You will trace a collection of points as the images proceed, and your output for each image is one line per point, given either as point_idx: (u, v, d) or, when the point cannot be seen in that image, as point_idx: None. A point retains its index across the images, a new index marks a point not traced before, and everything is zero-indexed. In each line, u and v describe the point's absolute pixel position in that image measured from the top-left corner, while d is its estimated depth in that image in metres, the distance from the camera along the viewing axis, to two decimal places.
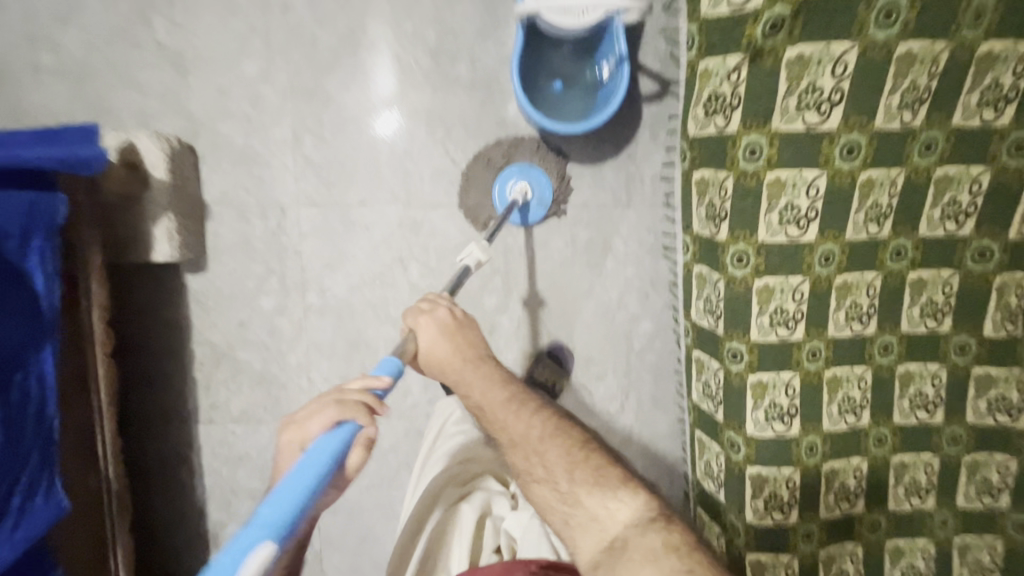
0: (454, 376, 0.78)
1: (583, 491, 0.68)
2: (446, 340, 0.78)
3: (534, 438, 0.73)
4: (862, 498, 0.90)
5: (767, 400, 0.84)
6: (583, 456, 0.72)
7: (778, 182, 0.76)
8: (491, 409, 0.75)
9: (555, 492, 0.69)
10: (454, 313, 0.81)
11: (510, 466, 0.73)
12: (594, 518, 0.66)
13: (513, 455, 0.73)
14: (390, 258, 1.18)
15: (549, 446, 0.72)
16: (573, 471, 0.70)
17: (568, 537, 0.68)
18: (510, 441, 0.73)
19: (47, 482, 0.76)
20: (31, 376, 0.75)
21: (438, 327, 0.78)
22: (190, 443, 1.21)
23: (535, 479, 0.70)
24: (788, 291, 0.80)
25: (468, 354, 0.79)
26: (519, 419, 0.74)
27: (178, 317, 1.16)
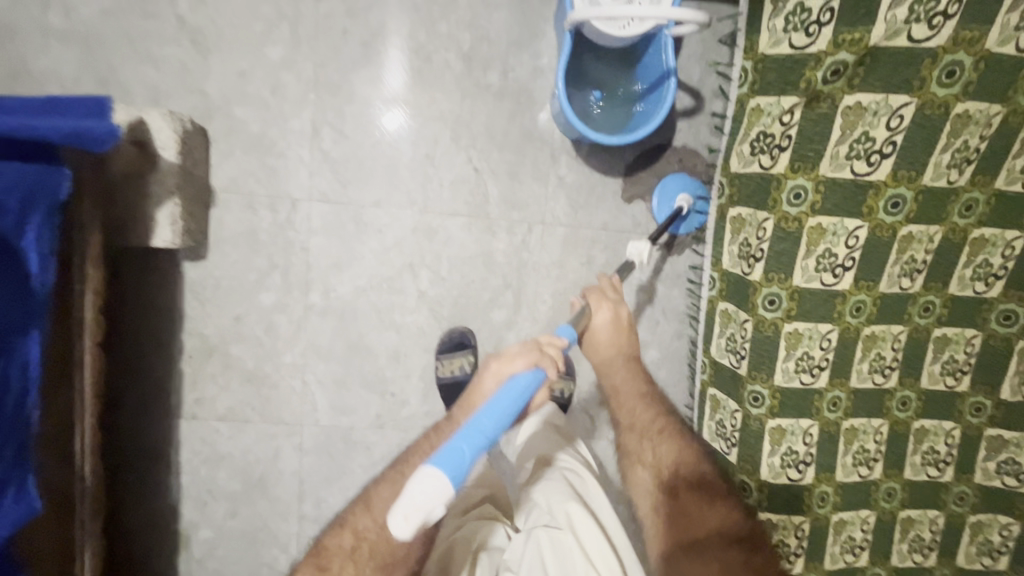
0: (603, 361, 0.92)
1: (686, 490, 0.82)
2: (614, 332, 0.89)
3: (654, 431, 0.89)
4: (866, 551, 0.89)
5: (784, 446, 0.83)
6: (694, 463, 0.86)
7: (818, 229, 0.74)
8: (622, 396, 0.92)
9: (656, 481, 0.85)
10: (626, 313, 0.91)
11: (622, 445, 0.90)
12: (686, 515, 0.80)
13: (630, 440, 0.90)
14: (401, 263, 1.14)
15: (662, 442, 0.88)
16: (679, 471, 0.85)
17: (642, 514, 0.85)
18: (631, 425, 0.90)
19: (16, 484, 0.70)
20: (14, 364, 0.68)
21: (613, 317, 0.88)
22: (169, 439, 1.15)
23: (643, 464, 0.88)
24: (816, 338, 0.79)
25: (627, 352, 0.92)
26: (646, 412, 0.91)
27: (171, 305, 1.10)
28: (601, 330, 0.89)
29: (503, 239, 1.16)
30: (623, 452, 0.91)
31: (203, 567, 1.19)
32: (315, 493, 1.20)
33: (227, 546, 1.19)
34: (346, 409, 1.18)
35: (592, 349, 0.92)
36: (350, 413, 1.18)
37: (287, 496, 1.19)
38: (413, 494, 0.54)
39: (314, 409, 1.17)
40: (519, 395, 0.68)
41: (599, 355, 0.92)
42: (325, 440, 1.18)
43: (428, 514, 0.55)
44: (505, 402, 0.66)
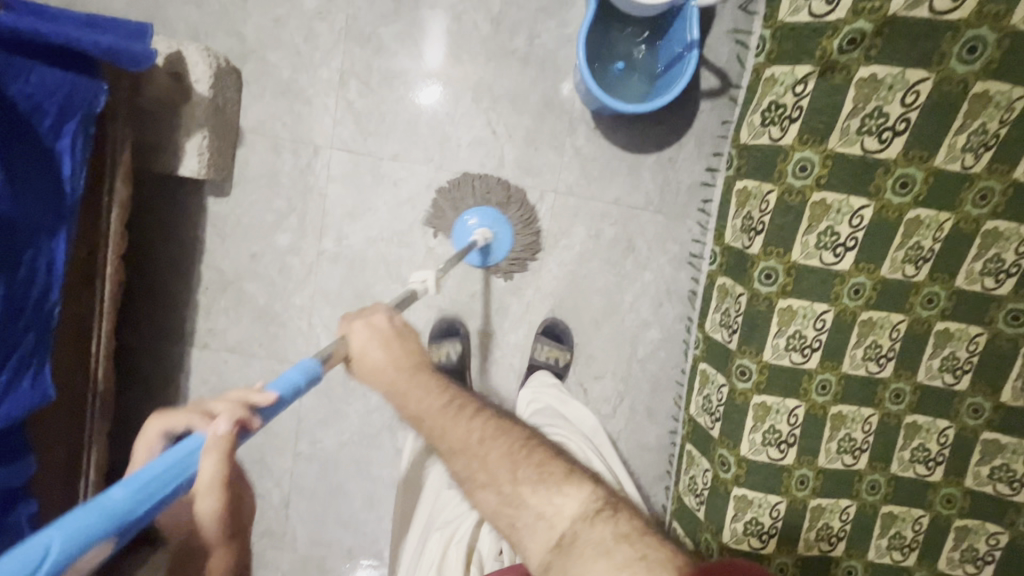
0: (387, 385, 0.70)
1: (528, 488, 0.63)
2: (381, 345, 0.71)
3: (473, 442, 0.67)
4: (843, 541, 0.87)
5: (767, 424, 0.82)
6: (522, 449, 0.67)
7: (822, 205, 0.74)
8: (429, 420, 0.69)
9: (500, 497, 0.64)
10: (392, 322, 0.73)
11: (452, 475, 0.67)
12: (540, 516, 0.61)
13: (459, 459, 0.66)
14: (413, 218, 1.17)
15: (491, 449, 0.67)
16: (515, 468, 0.65)
17: (517, 541, 0.63)
18: (449, 448, 0.67)
19: (36, 366, 0.76)
20: (42, 257, 0.74)
21: (375, 328, 0.71)
22: (180, 365, 1.21)
23: (479, 485, 0.65)
24: (809, 318, 0.78)
25: (415, 357, 0.72)
26: (456, 423, 0.68)
27: (192, 237, 1.16)
28: (369, 351, 0.70)
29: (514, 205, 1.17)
30: (456, 480, 0.67)
31: None
32: (313, 431, 1.26)
33: None
34: None
35: (366, 380, 0.71)
36: None
37: (286, 429, 1.26)
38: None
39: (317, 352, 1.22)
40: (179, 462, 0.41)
41: (382, 381, 0.71)
42: (326, 382, 1.25)
43: None
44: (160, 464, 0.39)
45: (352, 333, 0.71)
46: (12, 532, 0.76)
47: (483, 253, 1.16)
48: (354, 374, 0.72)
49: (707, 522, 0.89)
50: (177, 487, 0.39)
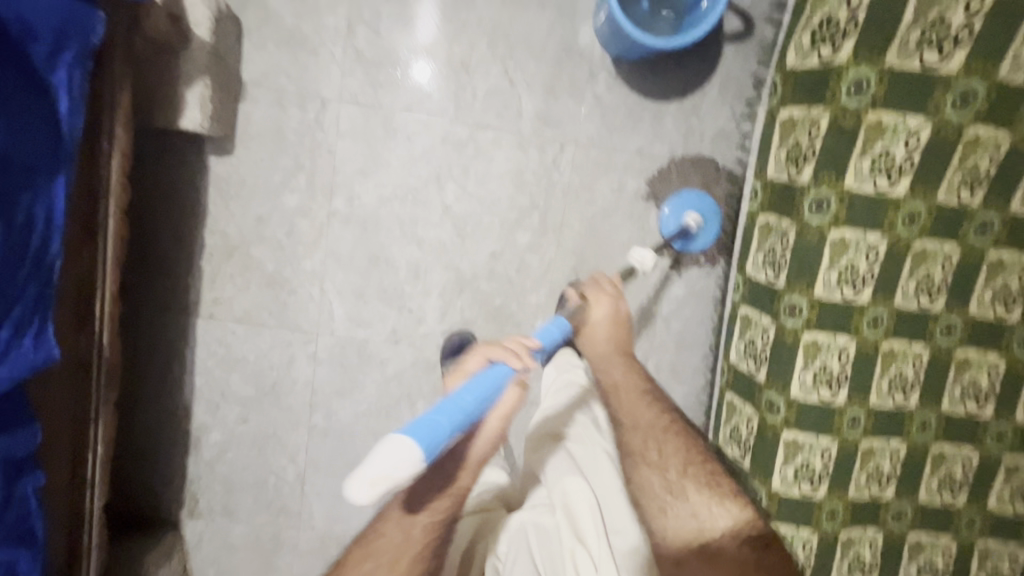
0: (603, 356, 0.99)
1: (693, 487, 0.84)
2: (611, 326, 1.00)
3: (659, 430, 0.91)
4: (893, 484, 0.85)
5: (818, 363, 0.79)
6: (696, 456, 0.88)
7: (878, 126, 0.70)
8: (625, 396, 0.95)
9: (662, 481, 0.85)
10: (620, 309, 0.99)
11: (626, 445, 0.90)
12: (696, 514, 0.81)
13: (637, 436, 0.90)
14: (427, 174, 1.12)
15: (668, 442, 0.90)
16: (687, 466, 0.87)
17: (659, 520, 0.81)
18: (634, 424, 0.92)
19: (39, 322, 0.69)
20: (39, 203, 0.68)
21: (612, 312, 0.99)
22: (186, 337, 1.15)
23: (648, 463, 0.87)
24: (863, 249, 0.75)
25: (624, 348, 1.00)
26: (647, 411, 0.94)
27: (193, 200, 1.09)
28: (599, 325, 0.99)
29: (534, 157, 1.12)
30: (625, 451, 0.90)
31: (211, 469, 1.22)
32: (327, 404, 1.21)
33: (236, 450, 1.21)
34: (362, 321, 1.17)
35: (593, 346, 1.00)
36: (366, 326, 1.17)
37: (299, 403, 1.20)
38: (379, 459, 0.57)
39: (330, 319, 1.17)
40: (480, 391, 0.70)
41: (598, 352, 0.99)
42: (340, 351, 1.18)
43: (394, 477, 0.57)
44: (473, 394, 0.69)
45: (597, 303, 0.99)
46: (20, 504, 0.72)
47: (684, 241, 1.15)
48: (579, 335, 1.01)
49: (755, 470, 0.86)
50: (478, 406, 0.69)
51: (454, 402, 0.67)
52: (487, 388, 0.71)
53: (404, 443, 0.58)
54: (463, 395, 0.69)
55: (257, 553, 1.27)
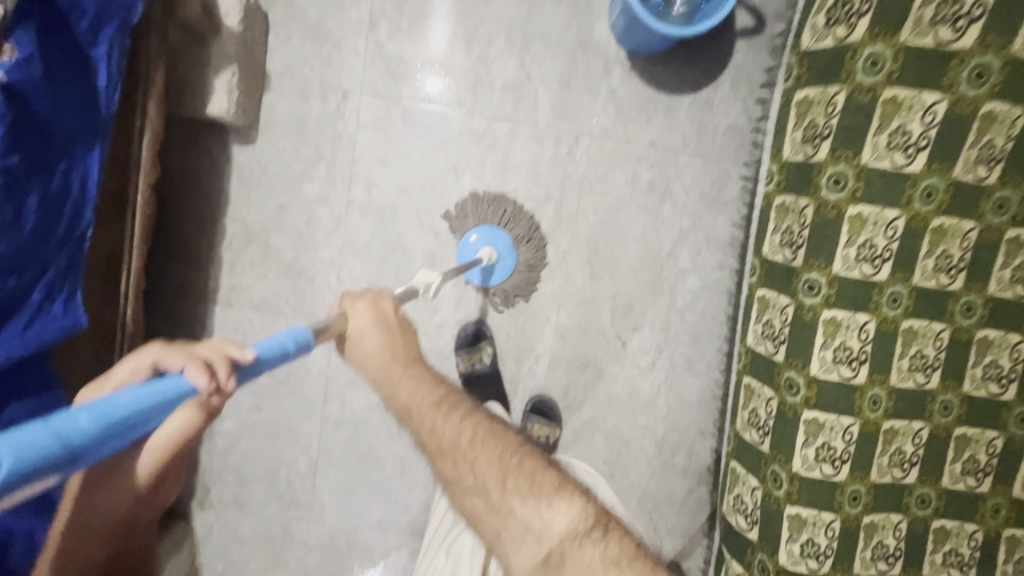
0: (380, 373, 0.75)
1: (517, 498, 0.66)
2: (382, 333, 0.76)
3: (463, 443, 0.71)
4: (916, 468, 0.84)
5: (837, 340, 0.79)
6: (514, 458, 0.71)
7: (894, 101, 0.72)
8: (419, 413, 0.73)
9: (486, 503, 0.67)
10: (397, 311, 0.79)
11: (440, 474, 0.71)
12: (529, 528, 0.64)
13: (453, 458, 0.70)
14: (445, 165, 1.14)
15: (479, 452, 0.70)
16: (505, 476, 0.68)
17: (501, 552, 0.66)
18: (438, 448, 0.71)
19: (68, 292, 0.70)
20: (75, 173, 0.69)
21: (375, 318, 0.76)
22: (203, 325, 1.16)
23: (466, 488, 0.69)
24: (881, 226, 0.76)
25: (406, 355, 0.77)
26: (449, 422, 0.73)
27: (216, 188, 1.12)
28: (365, 335, 0.75)
29: (549, 148, 1.14)
30: (442, 478, 0.71)
31: (225, 460, 1.22)
32: (341, 393, 1.21)
33: (249, 440, 1.22)
34: None
35: (361, 365, 0.75)
36: None
37: (314, 392, 1.21)
38: None
39: None
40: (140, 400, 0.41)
41: (371, 370, 0.75)
42: None
43: None
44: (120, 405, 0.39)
45: (353, 313, 0.76)
46: None
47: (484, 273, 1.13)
48: (346, 352, 0.77)
49: (775, 452, 0.85)
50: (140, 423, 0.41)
51: (57, 419, 0.35)
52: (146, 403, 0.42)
53: None
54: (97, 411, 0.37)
55: (268, 547, 1.26)
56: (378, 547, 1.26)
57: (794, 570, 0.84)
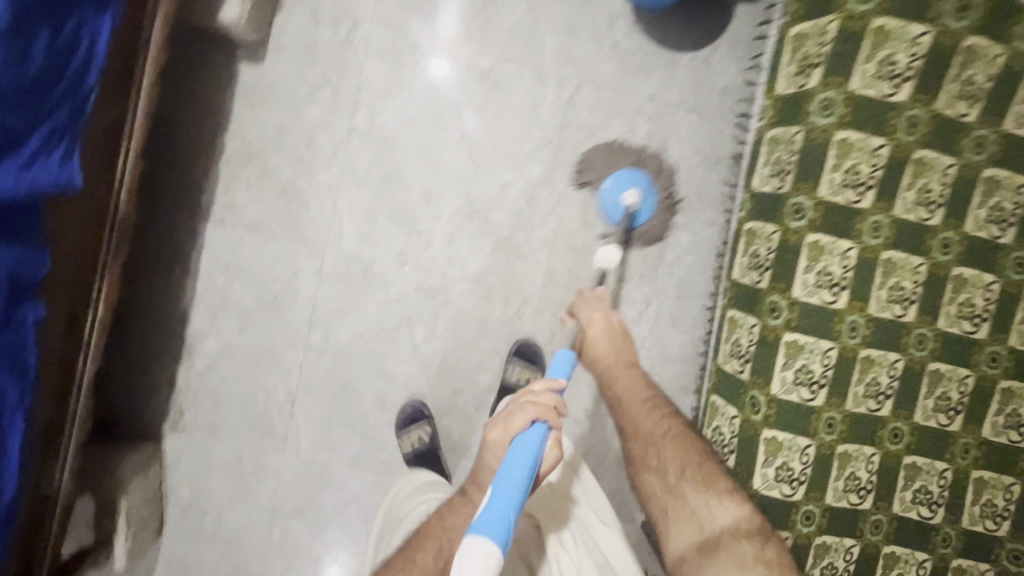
0: (607, 369, 1.02)
1: (691, 487, 0.86)
2: (609, 340, 1.02)
3: (657, 434, 0.93)
4: (890, 400, 0.86)
5: (820, 265, 0.82)
6: (696, 460, 0.89)
7: (882, 31, 0.76)
8: (628, 400, 0.98)
9: (662, 483, 0.90)
10: (616, 322, 1.05)
11: (630, 452, 0.94)
12: (695, 515, 0.85)
13: (647, 444, 0.93)
14: (448, 100, 1.16)
15: (667, 444, 0.91)
16: (685, 467, 0.88)
17: (665, 523, 0.87)
18: (636, 431, 0.95)
19: (66, 146, 0.71)
20: (86, 30, 0.71)
21: (607, 327, 1.03)
22: (194, 240, 1.16)
23: (649, 469, 0.91)
24: (865, 152, 0.79)
25: (624, 356, 1.02)
26: (648, 417, 0.96)
27: (218, 104, 1.13)
28: (596, 340, 1.03)
29: (552, 93, 1.17)
30: (631, 457, 0.94)
31: (202, 382, 1.20)
32: (327, 322, 1.21)
33: (229, 363, 1.20)
34: (371, 240, 1.19)
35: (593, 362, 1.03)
36: (375, 245, 1.19)
37: (300, 319, 1.20)
38: (464, 574, 0.54)
39: (340, 235, 1.18)
40: (524, 458, 0.66)
41: (602, 363, 1.03)
42: (346, 269, 1.19)
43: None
44: (522, 463, 0.66)
45: (591, 322, 1.03)
46: (19, 332, 0.72)
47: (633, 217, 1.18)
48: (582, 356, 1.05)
49: (754, 378, 0.86)
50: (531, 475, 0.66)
51: (503, 486, 0.63)
52: (529, 455, 0.67)
53: (489, 538, 0.56)
54: (512, 474, 0.64)
55: (239, 476, 1.24)
56: (352, 483, 1.26)
57: (767, 494, 0.85)
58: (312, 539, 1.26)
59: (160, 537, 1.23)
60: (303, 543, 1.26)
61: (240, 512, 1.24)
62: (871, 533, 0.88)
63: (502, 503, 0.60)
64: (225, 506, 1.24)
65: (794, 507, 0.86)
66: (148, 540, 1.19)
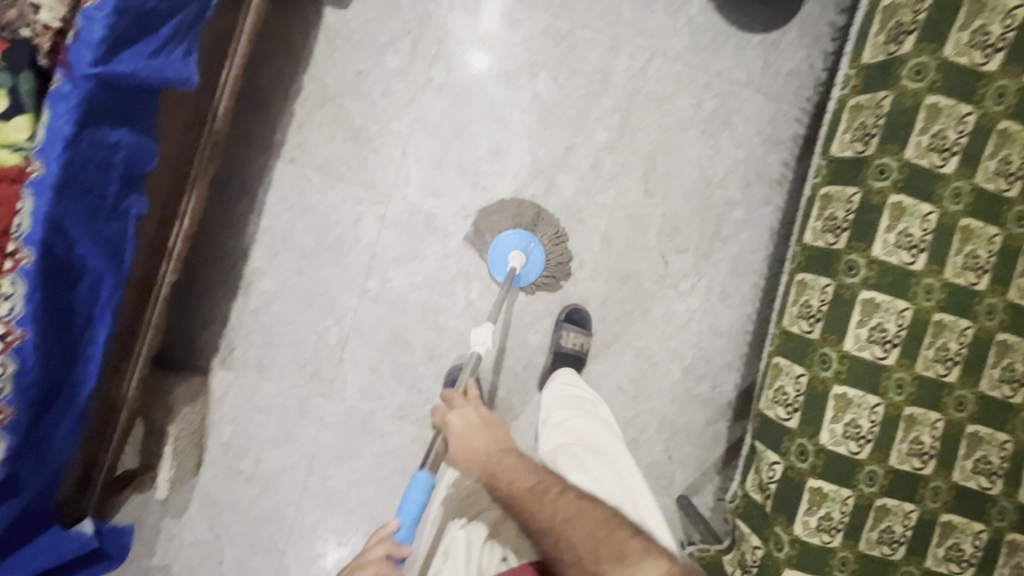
0: (484, 459, 0.86)
1: (611, 568, 0.67)
2: (483, 432, 0.90)
3: (558, 522, 0.72)
4: (958, 367, 0.87)
5: (901, 226, 0.84)
6: (605, 530, 0.71)
7: (978, 3, 0.81)
8: (519, 497, 0.78)
9: (584, 574, 0.68)
10: (480, 413, 0.94)
11: (542, 550, 0.73)
12: None
13: (548, 540, 0.72)
14: (523, 60, 1.19)
15: (573, 528, 0.72)
16: (596, 549, 0.69)
17: None
18: (540, 525, 0.73)
19: (188, 44, 0.72)
20: None
21: (469, 418, 0.92)
22: (262, 177, 1.17)
23: (566, 562, 0.70)
24: (952, 119, 0.83)
25: (502, 445, 0.88)
26: (545, 506, 0.75)
27: (300, 44, 1.15)
28: (469, 433, 0.90)
29: (623, 62, 1.21)
30: (546, 556, 0.73)
31: (255, 319, 1.20)
32: (384, 270, 1.21)
33: (283, 303, 1.20)
34: (436, 191, 1.20)
35: (461, 461, 0.88)
36: (439, 197, 1.21)
37: (359, 264, 1.21)
38: None
39: (405, 184, 1.20)
40: None
41: (474, 456, 0.87)
42: (408, 218, 1.21)
43: None
44: None
45: (456, 421, 0.93)
46: (123, 224, 0.73)
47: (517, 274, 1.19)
48: (456, 456, 0.90)
49: (827, 336, 0.87)
50: None
51: None
52: None
53: None
54: None
55: (281, 419, 1.23)
56: (393, 435, 1.25)
57: (834, 450, 0.87)
58: (348, 489, 1.25)
59: (196, 474, 1.21)
60: (338, 492, 1.25)
61: (278, 455, 1.23)
62: (930, 499, 0.89)
63: None
64: (265, 448, 1.23)
65: (859, 466, 0.87)
66: (186, 474, 1.17)
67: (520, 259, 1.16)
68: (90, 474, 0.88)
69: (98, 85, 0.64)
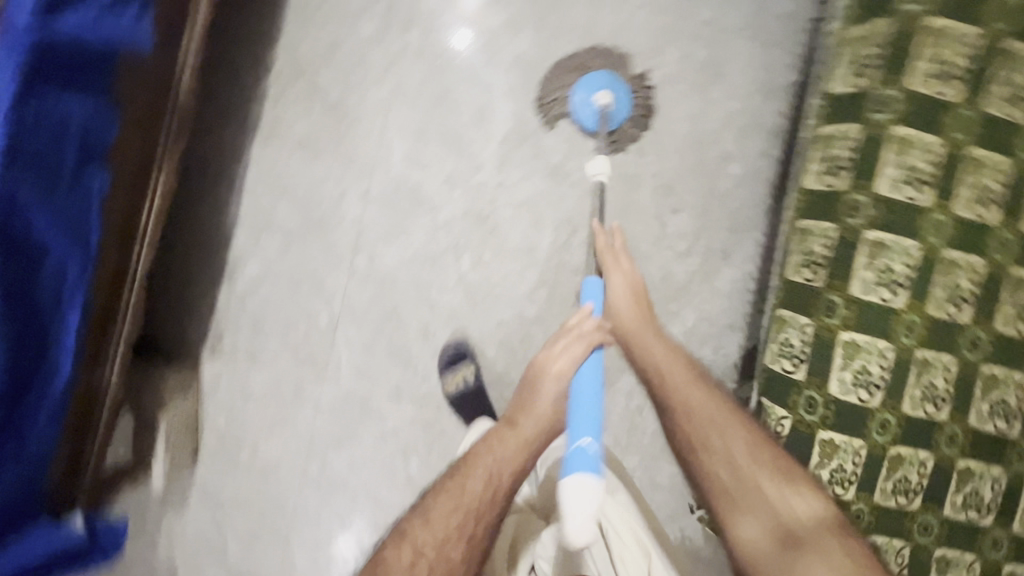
0: (634, 325, 0.99)
1: (715, 437, 0.90)
2: (633, 305, 1.00)
3: (681, 384, 0.95)
4: (970, 306, 0.83)
5: (903, 160, 0.80)
6: (726, 419, 0.91)
7: None
8: (655, 361, 0.98)
9: (733, 464, 0.88)
10: (634, 274, 1.02)
11: (659, 398, 0.96)
12: (731, 462, 0.88)
13: (670, 414, 0.95)
14: (502, 20, 1.15)
15: (689, 396, 0.94)
16: (718, 435, 0.90)
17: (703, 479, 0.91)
18: (660, 386, 0.96)
19: None
20: None
21: (627, 280, 1.01)
22: (240, 157, 1.14)
23: (709, 454, 0.90)
24: (954, 40, 0.78)
25: (647, 317, 1.00)
26: (656, 347, 0.98)
27: (273, 18, 1.13)
28: (621, 300, 1.00)
29: (607, 16, 1.16)
30: (669, 415, 0.95)
31: (242, 304, 1.17)
32: (371, 247, 1.18)
33: (270, 287, 1.17)
34: (419, 162, 1.16)
35: (613, 304, 1.00)
36: (423, 167, 1.17)
37: (344, 242, 1.17)
38: None
39: (387, 156, 1.16)
40: (591, 383, 0.82)
41: (626, 320, 0.99)
42: (393, 192, 1.17)
43: (592, 505, 0.72)
44: (590, 394, 0.81)
45: (613, 272, 1.02)
46: (84, 202, 0.70)
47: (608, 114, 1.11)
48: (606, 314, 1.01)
49: (832, 281, 0.84)
50: (600, 378, 0.83)
51: (583, 419, 0.79)
52: (592, 376, 0.83)
53: (579, 472, 0.73)
54: (585, 398, 0.81)
55: (277, 404, 1.20)
56: (391, 418, 1.21)
57: (843, 399, 0.83)
58: (350, 475, 1.21)
59: (195, 464, 1.19)
60: (342, 477, 1.21)
61: (276, 442, 1.20)
62: (946, 446, 0.86)
63: (580, 399, 0.81)
64: (262, 435, 1.20)
65: (870, 415, 0.83)
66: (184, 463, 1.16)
67: (608, 97, 1.10)
68: (80, 463, 0.86)
69: (41, 50, 0.60)
